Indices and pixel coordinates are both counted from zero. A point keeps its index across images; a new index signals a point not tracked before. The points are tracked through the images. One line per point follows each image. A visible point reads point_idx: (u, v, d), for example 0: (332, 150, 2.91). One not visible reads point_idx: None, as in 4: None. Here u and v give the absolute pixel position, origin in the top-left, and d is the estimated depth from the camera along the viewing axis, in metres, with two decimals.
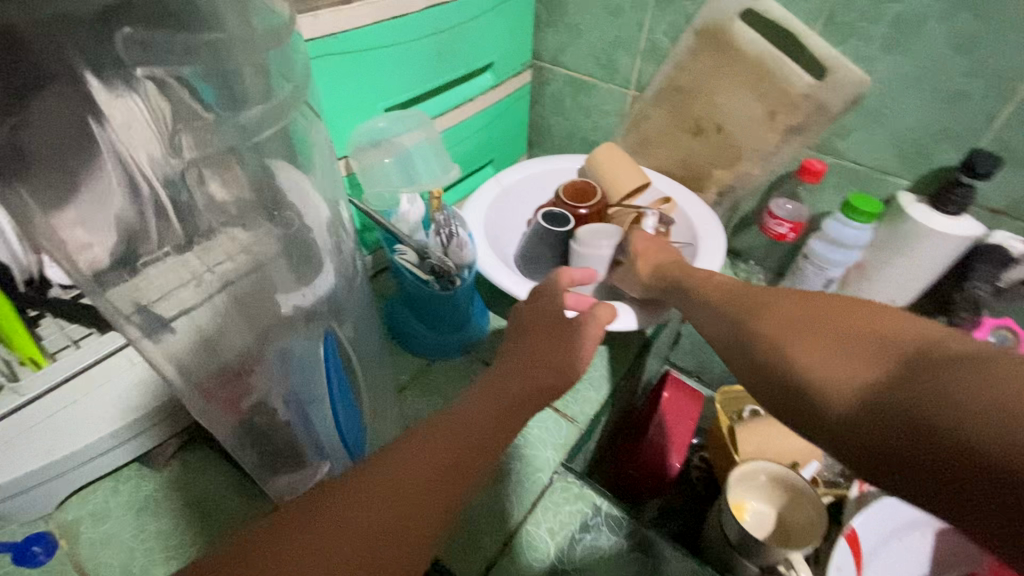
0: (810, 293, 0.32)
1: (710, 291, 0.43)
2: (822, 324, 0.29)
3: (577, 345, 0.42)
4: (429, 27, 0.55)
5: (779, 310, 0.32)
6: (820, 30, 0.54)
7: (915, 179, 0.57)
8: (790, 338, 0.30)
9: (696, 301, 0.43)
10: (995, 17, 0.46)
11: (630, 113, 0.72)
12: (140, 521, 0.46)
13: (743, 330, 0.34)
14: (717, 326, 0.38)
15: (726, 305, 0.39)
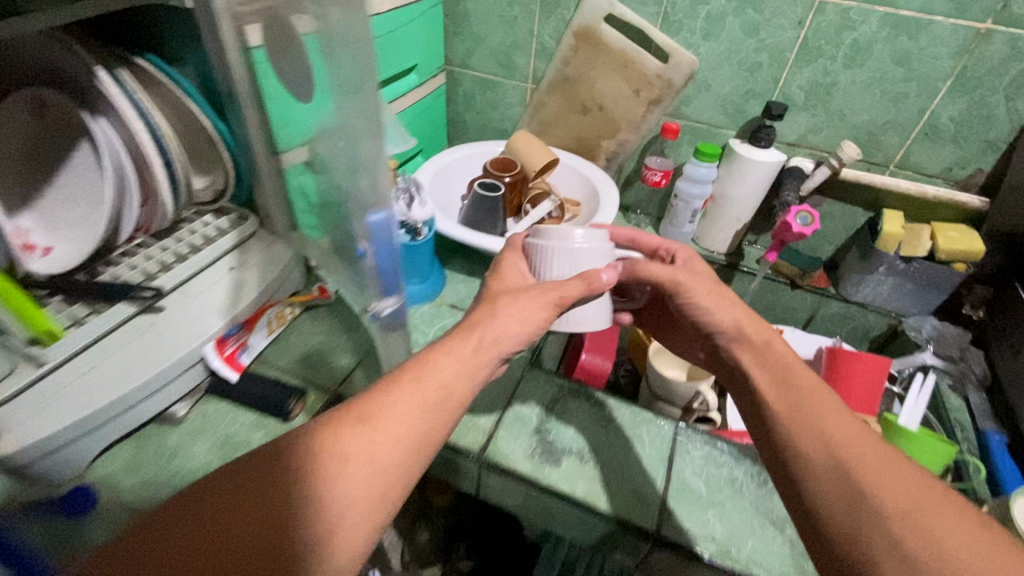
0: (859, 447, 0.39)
1: (772, 365, 0.46)
2: (877, 481, 0.36)
3: (435, 402, 0.41)
4: (388, 26, 0.70)
5: (851, 458, 0.38)
6: (661, 27, 0.75)
7: (738, 128, 0.79)
8: (846, 483, 0.37)
9: (760, 370, 0.47)
10: (765, 11, 0.69)
11: (531, 103, 0.89)
12: (173, 464, 0.52)
13: (802, 454, 0.40)
14: (781, 431, 0.42)
15: (787, 402, 0.43)
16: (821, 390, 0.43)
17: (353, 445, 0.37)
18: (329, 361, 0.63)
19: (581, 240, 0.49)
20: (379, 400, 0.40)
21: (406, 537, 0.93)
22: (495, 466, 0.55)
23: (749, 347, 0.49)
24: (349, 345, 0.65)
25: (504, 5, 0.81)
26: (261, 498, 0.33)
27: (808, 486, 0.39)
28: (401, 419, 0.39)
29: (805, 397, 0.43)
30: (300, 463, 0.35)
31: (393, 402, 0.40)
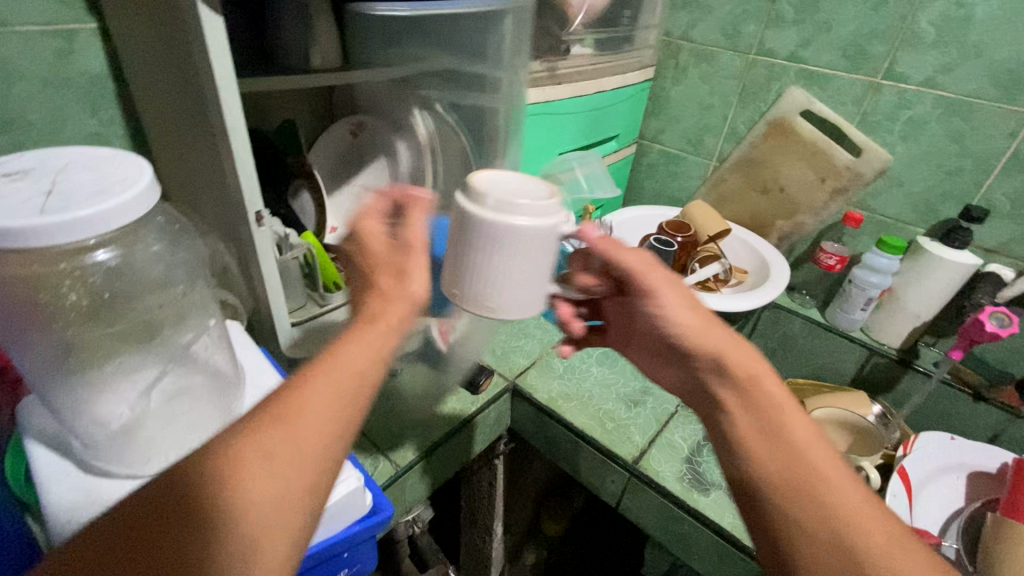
0: (834, 491, 0.35)
1: (759, 411, 0.40)
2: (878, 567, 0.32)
3: (351, 382, 0.34)
4: (594, 102, 0.83)
5: (858, 538, 0.33)
6: (858, 126, 0.81)
7: (927, 227, 0.80)
8: (839, 540, 0.34)
9: (747, 422, 0.40)
10: (972, 120, 0.72)
11: (712, 178, 0.98)
12: (391, 403, 0.67)
13: (796, 539, 0.35)
14: (769, 506, 0.37)
15: (783, 468, 0.37)
16: (815, 439, 0.38)
17: (264, 456, 0.29)
18: (509, 357, 0.75)
19: (524, 213, 0.37)
20: (294, 392, 0.33)
21: (513, 557, 1.02)
22: (645, 478, 0.62)
23: (728, 384, 0.41)
24: (525, 349, 0.77)
25: (705, 94, 0.94)
26: (168, 526, 0.26)
27: (801, 553, 0.34)
28: (324, 414, 0.32)
29: (801, 473, 0.36)
30: (205, 490, 0.27)
31: (311, 395, 0.33)
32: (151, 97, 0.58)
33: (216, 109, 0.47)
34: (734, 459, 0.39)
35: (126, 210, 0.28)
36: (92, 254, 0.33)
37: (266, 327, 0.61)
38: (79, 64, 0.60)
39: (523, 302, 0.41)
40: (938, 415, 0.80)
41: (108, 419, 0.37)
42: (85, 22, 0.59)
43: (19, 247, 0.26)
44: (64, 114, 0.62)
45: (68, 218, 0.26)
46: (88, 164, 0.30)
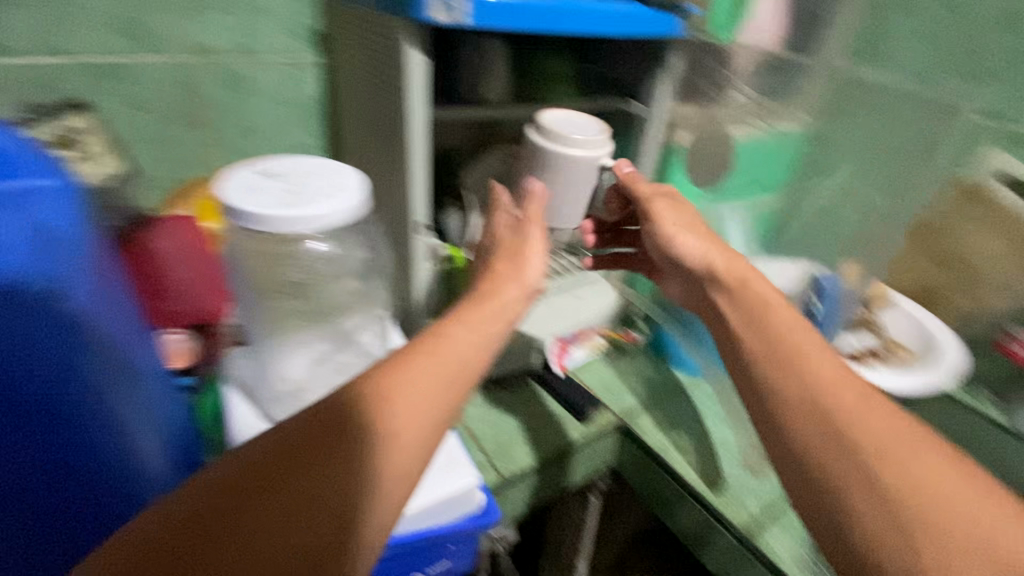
0: (891, 472, 0.35)
1: (822, 403, 0.39)
2: (904, 486, 0.35)
3: (452, 368, 0.36)
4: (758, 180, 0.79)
5: (887, 463, 0.35)
6: None
7: None
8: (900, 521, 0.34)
9: (808, 422, 0.38)
10: None
11: None
12: (502, 415, 0.69)
13: (830, 467, 0.37)
14: (847, 511, 0.35)
15: (851, 463, 0.36)
16: (829, 364, 0.41)
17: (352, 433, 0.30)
18: (623, 394, 0.74)
19: (578, 147, 0.55)
20: (384, 373, 0.34)
21: None
22: (757, 552, 0.57)
23: (814, 389, 0.39)
24: (637, 389, 0.76)
25: None
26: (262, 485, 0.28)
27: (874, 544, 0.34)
28: (416, 395, 0.33)
29: (876, 470, 0.36)
30: (302, 459, 0.29)
31: (402, 375, 0.34)
32: (352, 118, 0.69)
33: (404, 132, 0.54)
34: (759, 388, 0.42)
35: (341, 210, 0.35)
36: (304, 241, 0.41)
37: (407, 324, 0.68)
38: (303, 88, 0.74)
39: (572, 212, 0.60)
40: None
41: (286, 376, 0.46)
42: (313, 56, 0.72)
43: (257, 228, 0.33)
44: (285, 127, 0.76)
45: (304, 213, 0.33)
46: (316, 170, 0.38)
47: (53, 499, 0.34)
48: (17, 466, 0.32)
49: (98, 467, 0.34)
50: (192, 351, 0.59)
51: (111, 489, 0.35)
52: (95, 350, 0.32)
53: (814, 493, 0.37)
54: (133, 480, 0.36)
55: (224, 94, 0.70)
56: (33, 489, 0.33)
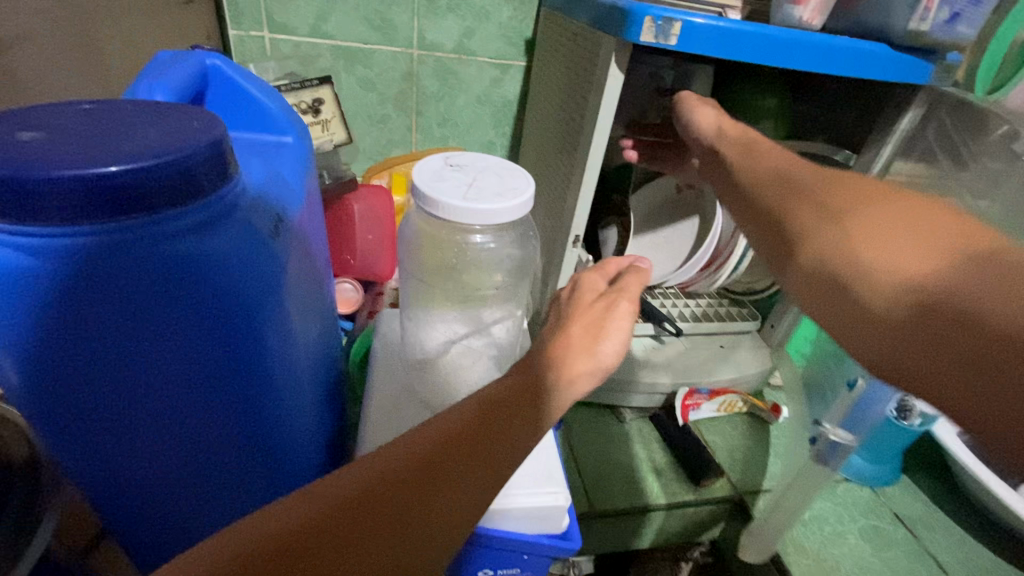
0: (850, 203, 0.32)
1: (783, 181, 0.37)
2: (859, 219, 0.31)
3: (520, 441, 0.33)
4: None
5: (848, 207, 0.32)
6: None
7: None
8: (870, 241, 0.30)
9: (779, 193, 0.36)
10: None
11: None
12: (608, 446, 0.67)
13: (795, 223, 0.34)
14: (832, 261, 0.31)
15: (815, 219, 0.33)
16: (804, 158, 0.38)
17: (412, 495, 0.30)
18: (743, 465, 0.67)
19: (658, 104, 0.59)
20: (450, 448, 0.31)
21: None
22: None
23: (770, 179, 0.38)
24: (763, 465, 0.68)
25: None
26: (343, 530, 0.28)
27: (870, 291, 0.28)
28: (474, 469, 0.31)
29: (841, 212, 0.32)
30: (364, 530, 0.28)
31: (470, 452, 0.32)
32: (537, 124, 0.72)
33: (584, 145, 0.55)
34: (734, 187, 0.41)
35: (510, 210, 0.36)
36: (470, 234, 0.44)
37: (539, 328, 0.70)
38: (502, 88, 0.79)
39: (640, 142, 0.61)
40: None
41: (424, 341, 0.50)
42: (519, 60, 0.77)
43: (432, 212, 0.36)
44: (478, 121, 0.82)
45: (476, 205, 0.34)
46: (496, 170, 0.40)
47: (235, 433, 0.37)
48: (219, 394, 0.34)
49: (270, 393, 0.37)
50: (355, 302, 0.67)
51: (277, 414, 0.39)
52: (289, 283, 0.37)
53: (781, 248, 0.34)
54: (288, 406, 0.39)
55: (436, 85, 0.78)
56: (222, 419, 0.35)
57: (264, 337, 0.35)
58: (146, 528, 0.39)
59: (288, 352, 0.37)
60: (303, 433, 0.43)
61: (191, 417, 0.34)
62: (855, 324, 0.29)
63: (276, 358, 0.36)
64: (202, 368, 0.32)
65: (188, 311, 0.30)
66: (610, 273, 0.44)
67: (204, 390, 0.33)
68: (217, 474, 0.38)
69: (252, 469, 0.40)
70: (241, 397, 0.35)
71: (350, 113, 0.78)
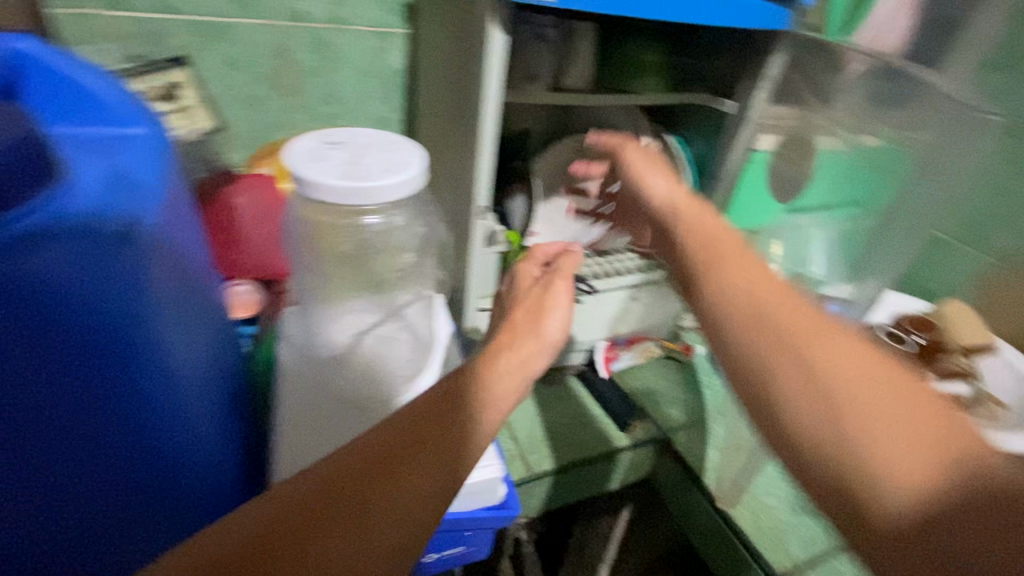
0: (834, 367, 0.30)
1: (758, 321, 0.33)
2: (858, 410, 0.28)
3: (483, 416, 0.34)
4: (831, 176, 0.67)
5: (838, 378, 0.29)
6: None
7: None
8: (867, 426, 0.28)
9: (760, 337, 0.32)
10: None
11: (989, 277, 0.78)
12: (539, 409, 0.69)
13: (788, 395, 0.30)
14: (831, 444, 0.28)
15: (807, 386, 0.30)
16: (779, 290, 0.35)
17: (369, 487, 0.29)
18: (666, 407, 0.71)
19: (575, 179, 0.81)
20: (414, 426, 0.31)
21: None
22: None
23: (744, 312, 0.34)
24: (683, 403, 0.72)
25: (1006, 176, 0.75)
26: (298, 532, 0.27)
27: (879, 489, 0.26)
28: (434, 452, 0.31)
29: (833, 379, 0.29)
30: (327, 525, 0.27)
31: (436, 425, 0.32)
32: (429, 94, 0.69)
33: (476, 112, 0.53)
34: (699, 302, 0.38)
35: (400, 185, 0.34)
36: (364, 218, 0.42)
37: (457, 304, 0.68)
38: (386, 59, 0.75)
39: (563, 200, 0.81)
40: None
41: (332, 340, 0.47)
42: (401, 27, 0.73)
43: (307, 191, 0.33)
44: (366, 96, 0.77)
45: (361, 183, 0.32)
46: (381, 145, 0.38)
47: (121, 445, 0.35)
48: (79, 412, 0.32)
49: (140, 414, 0.34)
50: (256, 304, 0.62)
51: (158, 438, 0.36)
52: (165, 289, 0.33)
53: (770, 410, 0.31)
54: (186, 418, 0.37)
55: (313, 59, 0.72)
56: (99, 429, 0.33)
57: (126, 346, 0.32)
58: (21, 566, 0.36)
59: (167, 376, 0.34)
60: (216, 446, 0.40)
61: (58, 426, 0.32)
62: (861, 522, 0.27)
63: (149, 381, 0.33)
64: (54, 375, 0.30)
65: (23, 316, 0.28)
66: (541, 259, 0.50)
67: (51, 403, 0.31)
68: (116, 487, 0.36)
69: (135, 494, 0.37)
70: (113, 409, 0.33)
71: (218, 98, 0.70)
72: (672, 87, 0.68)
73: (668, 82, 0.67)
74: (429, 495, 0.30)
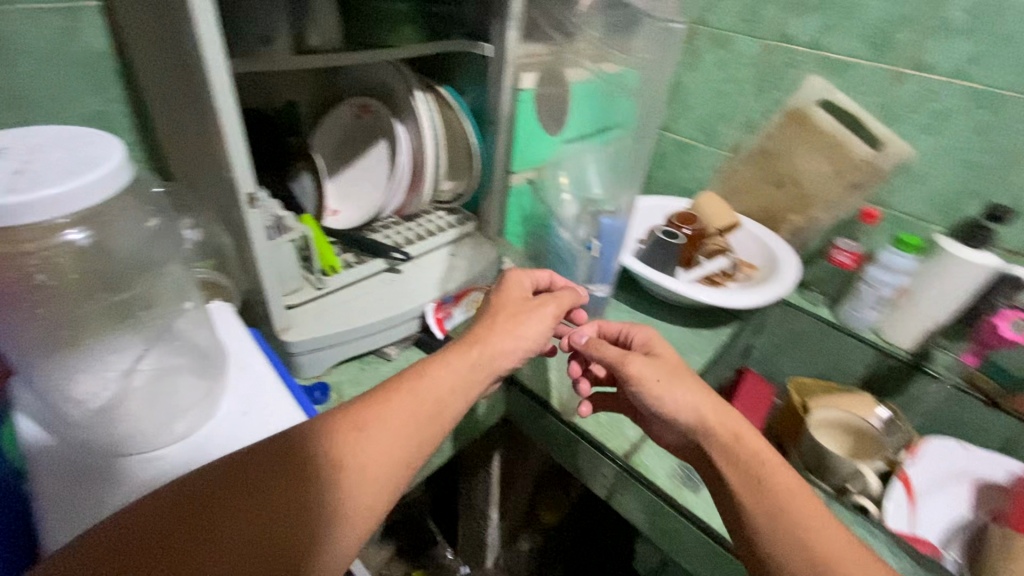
0: (787, 509, 0.44)
1: (736, 461, 0.48)
2: (802, 538, 0.42)
3: (430, 412, 0.44)
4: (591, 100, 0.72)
5: (823, 553, 0.41)
6: (878, 118, 0.77)
7: (947, 226, 0.76)
8: (801, 549, 0.42)
9: (731, 472, 0.48)
10: (1005, 113, 0.67)
11: (727, 168, 0.94)
12: None
13: (750, 514, 0.45)
14: (767, 552, 0.43)
15: (765, 511, 0.44)
16: (799, 492, 0.45)
17: (345, 452, 0.39)
18: None
19: (353, 137, 0.78)
20: (381, 407, 0.42)
21: (506, 541, 1.01)
22: (637, 475, 0.59)
23: (721, 445, 0.49)
24: None
25: (720, 82, 0.90)
26: (274, 473, 0.36)
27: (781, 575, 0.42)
28: (397, 431, 0.42)
29: (776, 503, 0.44)
30: (297, 467, 0.37)
31: (393, 409, 0.43)
32: (151, 78, 0.58)
33: (206, 88, 0.45)
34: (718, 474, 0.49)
35: (105, 180, 0.31)
36: (64, 232, 0.37)
37: (260, 309, 0.61)
38: (81, 41, 0.60)
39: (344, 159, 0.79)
40: (948, 421, 0.75)
41: (87, 398, 0.40)
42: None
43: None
44: (69, 91, 0.62)
45: (35, 193, 0.28)
46: (66, 142, 0.33)
47: None
48: None
49: None
50: None
51: None
52: None
53: (754, 555, 0.45)
54: None
55: None
56: None
57: None
58: None
59: None
60: None
61: None
62: None
63: None
64: None
65: None
66: (542, 282, 0.62)
67: None
68: None
69: None
70: None
71: None
72: (428, 34, 0.66)
73: (422, 29, 0.65)
74: (378, 473, 0.39)
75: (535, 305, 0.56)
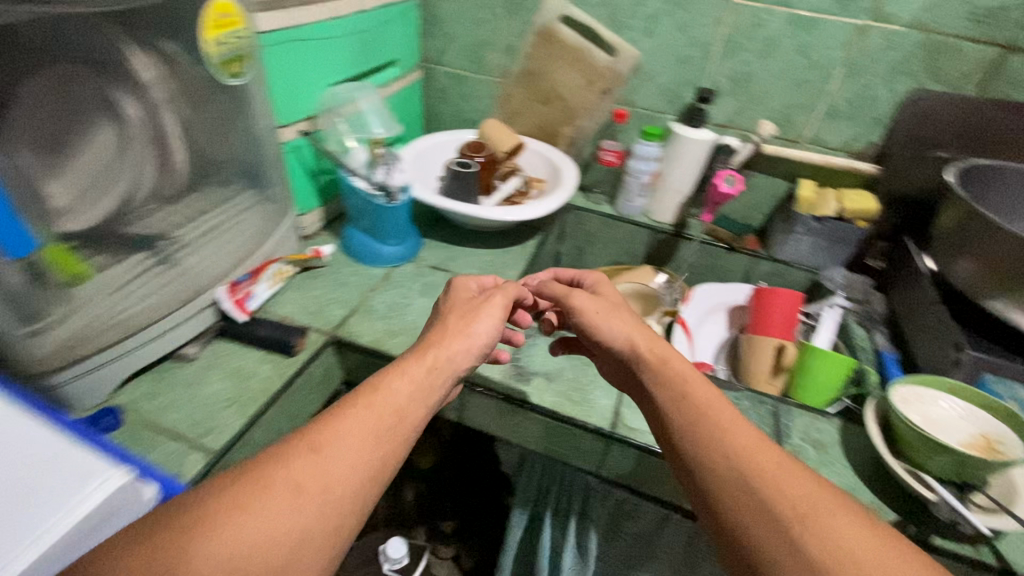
0: (741, 450, 0.42)
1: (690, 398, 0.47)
2: (756, 471, 0.41)
3: (393, 419, 0.42)
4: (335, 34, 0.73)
5: (796, 500, 0.38)
6: (609, 27, 0.87)
7: (676, 113, 0.91)
8: (748, 483, 0.40)
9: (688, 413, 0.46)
10: (693, 10, 0.81)
11: (501, 93, 0.99)
12: (192, 390, 0.60)
13: (707, 457, 0.43)
14: (715, 484, 0.42)
15: (718, 454, 0.43)
16: (743, 435, 0.43)
17: (305, 473, 0.37)
18: (322, 311, 0.71)
19: None
20: (335, 425, 0.40)
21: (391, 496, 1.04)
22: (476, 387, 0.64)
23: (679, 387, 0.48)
24: (337, 300, 0.74)
25: (474, 8, 0.92)
26: (224, 508, 0.33)
27: (737, 521, 0.39)
28: (359, 445, 0.39)
29: (731, 444, 0.43)
30: (248, 498, 0.34)
31: (351, 426, 0.40)
32: None
33: None
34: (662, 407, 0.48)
35: None
36: None
37: None
38: None
39: None
40: (708, 271, 0.94)
41: None
42: None
43: None
44: None
45: None
46: None
47: None
48: None
49: None
50: None
51: None
52: None
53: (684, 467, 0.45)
54: None
55: None
56: None
57: None
58: None
59: None
60: None
61: None
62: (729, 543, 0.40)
63: None
64: None
65: None
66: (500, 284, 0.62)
67: None
68: None
69: None
70: None
71: None
72: None
73: None
74: (342, 494, 0.37)
75: (485, 300, 0.55)
